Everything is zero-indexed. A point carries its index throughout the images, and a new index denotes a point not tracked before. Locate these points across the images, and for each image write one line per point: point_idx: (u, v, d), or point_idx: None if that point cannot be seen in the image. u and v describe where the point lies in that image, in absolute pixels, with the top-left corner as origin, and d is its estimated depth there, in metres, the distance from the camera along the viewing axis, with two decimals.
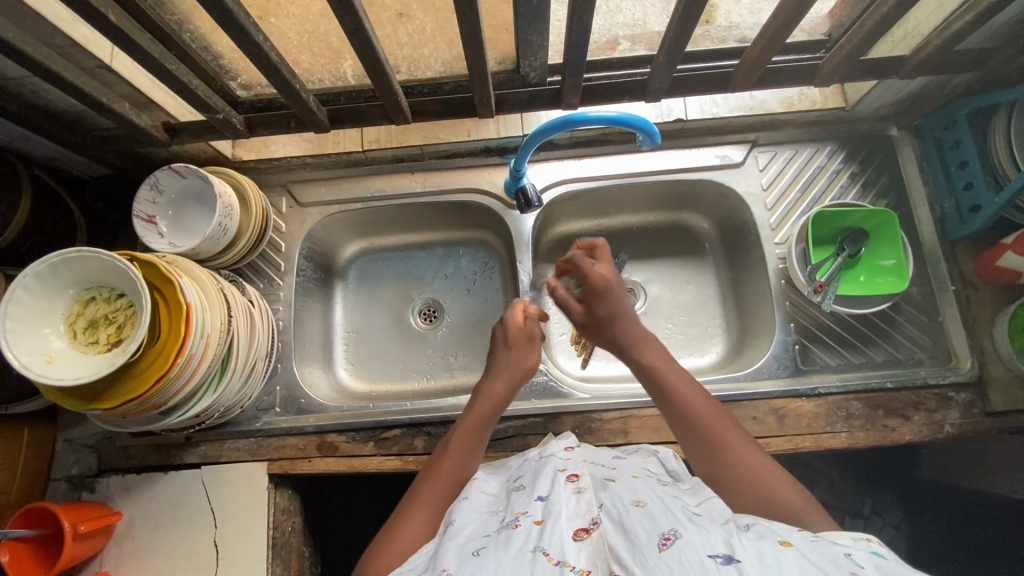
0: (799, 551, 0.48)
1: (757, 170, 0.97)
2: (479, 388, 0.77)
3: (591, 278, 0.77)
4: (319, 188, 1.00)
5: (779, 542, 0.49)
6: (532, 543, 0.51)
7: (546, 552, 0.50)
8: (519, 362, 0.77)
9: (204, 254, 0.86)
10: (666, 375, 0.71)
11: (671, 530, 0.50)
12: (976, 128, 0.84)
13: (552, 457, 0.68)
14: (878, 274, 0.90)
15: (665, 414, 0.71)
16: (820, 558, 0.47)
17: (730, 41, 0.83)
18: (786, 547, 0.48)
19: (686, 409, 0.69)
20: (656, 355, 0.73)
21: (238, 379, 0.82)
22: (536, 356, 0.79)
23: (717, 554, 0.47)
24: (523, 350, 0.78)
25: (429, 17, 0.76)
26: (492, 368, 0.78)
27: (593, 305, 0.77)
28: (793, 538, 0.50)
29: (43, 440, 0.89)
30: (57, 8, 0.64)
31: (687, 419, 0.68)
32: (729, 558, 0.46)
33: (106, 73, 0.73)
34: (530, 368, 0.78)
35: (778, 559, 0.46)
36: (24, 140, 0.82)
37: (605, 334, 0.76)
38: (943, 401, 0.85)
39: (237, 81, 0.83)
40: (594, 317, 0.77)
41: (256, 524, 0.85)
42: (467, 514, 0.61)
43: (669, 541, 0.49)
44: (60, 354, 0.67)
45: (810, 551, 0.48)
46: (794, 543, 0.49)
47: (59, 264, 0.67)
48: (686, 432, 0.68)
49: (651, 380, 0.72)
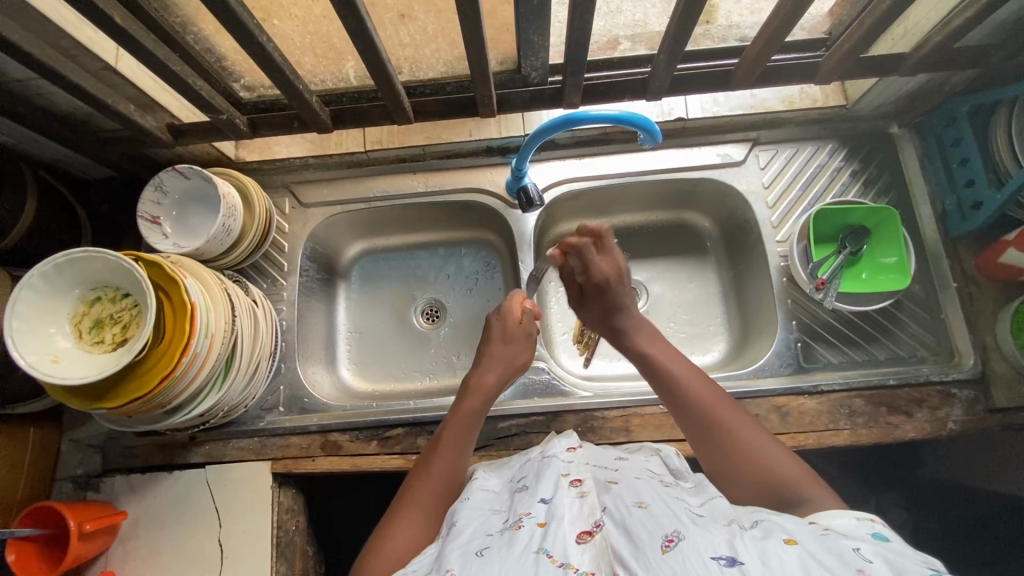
0: (804, 548, 0.48)
1: (758, 169, 0.97)
2: (468, 381, 0.78)
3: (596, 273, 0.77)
4: (322, 188, 1.01)
5: (784, 540, 0.49)
6: (535, 545, 0.52)
7: (550, 554, 0.50)
8: (512, 359, 0.81)
9: (209, 254, 0.86)
10: (667, 364, 0.72)
11: (674, 532, 0.51)
12: (976, 125, 0.84)
13: (554, 458, 0.68)
14: (879, 272, 0.90)
15: (672, 409, 0.70)
16: (826, 554, 0.47)
17: (730, 40, 0.83)
18: (791, 546, 0.48)
19: (695, 401, 0.68)
20: (651, 342, 0.75)
21: (242, 380, 0.82)
22: (528, 354, 0.83)
23: (721, 556, 0.47)
24: (514, 345, 0.82)
25: (431, 17, 0.76)
26: (483, 363, 0.80)
27: (592, 293, 0.79)
28: (799, 535, 0.50)
29: (49, 441, 0.89)
30: (63, 11, 0.65)
31: (695, 412, 0.68)
32: (732, 560, 0.46)
33: (111, 76, 0.74)
34: (522, 363, 0.83)
35: (781, 558, 0.46)
36: (30, 142, 0.82)
37: (603, 326, 0.79)
38: (946, 398, 0.85)
39: (240, 83, 0.83)
40: (595, 305, 0.79)
41: (260, 524, 0.85)
42: (470, 513, 0.61)
43: (672, 542, 0.49)
44: (66, 354, 0.67)
45: (815, 547, 0.48)
46: (799, 540, 0.49)
47: (65, 265, 0.68)
48: (695, 426, 0.67)
49: (657, 372, 0.72)
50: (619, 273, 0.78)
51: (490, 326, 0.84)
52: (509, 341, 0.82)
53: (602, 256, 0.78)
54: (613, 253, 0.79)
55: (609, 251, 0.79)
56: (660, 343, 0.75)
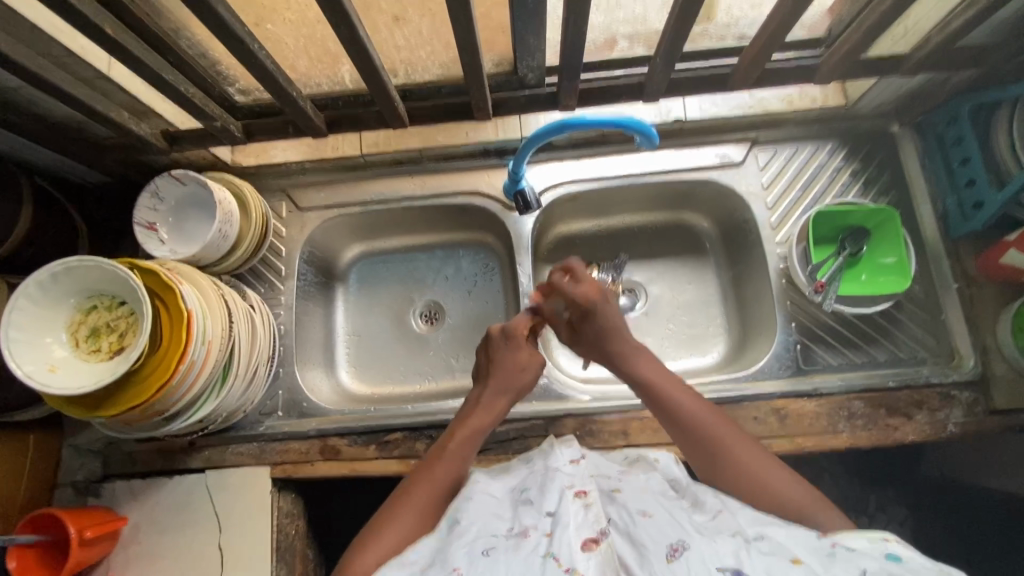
0: (810, 569, 0.49)
1: (757, 169, 0.96)
2: (477, 399, 0.79)
3: (574, 298, 0.80)
4: (318, 192, 1.00)
5: (790, 560, 0.50)
6: (542, 550, 0.53)
7: (557, 558, 0.52)
8: (522, 384, 0.80)
9: (205, 259, 0.86)
10: (659, 386, 0.73)
11: (679, 540, 0.52)
12: (978, 124, 0.83)
13: (558, 471, 0.66)
14: (879, 273, 0.89)
15: (669, 427, 0.72)
16: (833, 573, 0.48)
17: (729, 38, 0.81)
18: (798, 566, 0.49)
19: (681, 412, 0.70)
20: (644, 364, 0.75)
21: (240, 385, 0.82)
22: (534, 376, 0.81)
23: (726, 567, 0.49)
24: (521, 369, 0.80)
25: (425, 20, 0.75)
26: (491, 383, 0.79)
27: (580, 325, 0.81)
28: (806, 555, 0.51)
29: (49, 447, 0.89)
30: (53, 19, 0.64)
31: (689, 428, 0.70)
32: (737, 573, 0.48)
33: (104, 84, 0.73)
34: (526, 387, 0.81)
35: (787, 574, 0.48)
36: (25, 149, 0.82)
37: (596, 351, 0.80)
38: (946, 400, 0.84)
39: (235, 87, 0.82)
40: (585, 334, 0.81)
41: (260, 529, 0.86)
42: (478, 512, 0.62)
43: (678, 551, 0.51)
44: (62, 363, 0.67)
45: (821, 567, 0.49)
46: (805, 560, 0.50)
47: (61, 273, 0.67)
48: (691, 442, 0.69)
49: (645, 390, 0.74)
50: (601, 292, 0.81)
51: (494, 344, 0.82)
52: (519, 365, 0.80)
53: (578, 283, 0.81)
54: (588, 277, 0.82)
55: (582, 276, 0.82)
56: (649, 359, 0.76)
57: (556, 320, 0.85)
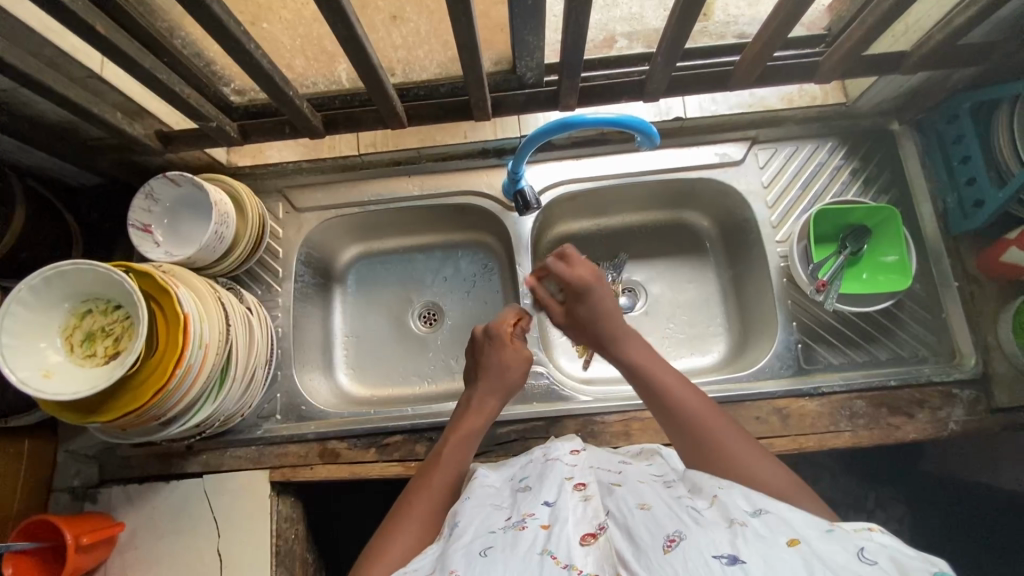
0: (808, 550, 0.47)
1: (757, 168, 0.96)
2: (467, 404, 0.78)
3: (570, 281, 0.77)
4: (315, 193, 0.99)
5: (787, 540, 0.48)
6: (540, 546, 0.53)
7: (554, 556, 0.52)
8: (510, 382, 0.79)
9: (201, 262, 0.85)
10: (652, 369, 0.73)
11: (676, 530, 0.51)
12: (979, 122, 0.83)
13: (558, 461, 0.67)
14: (879, 272, 0.89)
15: (656, 410, 0.72)
16: (831, 558, 0.47)
17: (729, 36, 0.81)
18: (794, 547, 0.48)
19: (671, 394, 0.70)
20: (636, 348, 0.75)
21: (238, 387, 0.81)
22: (523, 373, 0.80)
23: (722, 554, 0.47)
24: (508, 367, 0.79)
25: (423, 18, 0.74)
26: (480, 387, 0.78)
27: (574, 307, 0.79)
28: (804, 532, 0.49)
29: (43, 453, 0.88)
30: (44, 18, 0.63)
31: (677, 409, 0.69)
32: (734, 559, 0.47)
33: (97, 85, 0.72)
34: (518, 386, 0.80)
35: (783, 560, 0.46)
36: (17, 151, 0.81)
37: (589, 334, 0.79)
38: (947, 398, 0.84)
39: (231, 87, 0.82)
40: (578, 317, 0.78)
41: (259, 533, 0.85)
42: (472, 512, 0.62)
43: (675, 542, 0.50)
44: (58, 368, 0.66)
45: (819, 547, 0.48)
46: (803, 540, 0.49)
47: (54, 278, 0.66)
48: (677, 423, 0.69)
49: (635, 374, 0.73)
50: (596, 274, 0.78)
51: (480, 347, 0.82)
52: (506, 364, 0.79)
53: (573, 267, 0.78)
54: (582, 260, 0.79)
55: (576, 260, 0.79)
56: (641, 344, 0.76)
57: (548, 302, 0.83)
